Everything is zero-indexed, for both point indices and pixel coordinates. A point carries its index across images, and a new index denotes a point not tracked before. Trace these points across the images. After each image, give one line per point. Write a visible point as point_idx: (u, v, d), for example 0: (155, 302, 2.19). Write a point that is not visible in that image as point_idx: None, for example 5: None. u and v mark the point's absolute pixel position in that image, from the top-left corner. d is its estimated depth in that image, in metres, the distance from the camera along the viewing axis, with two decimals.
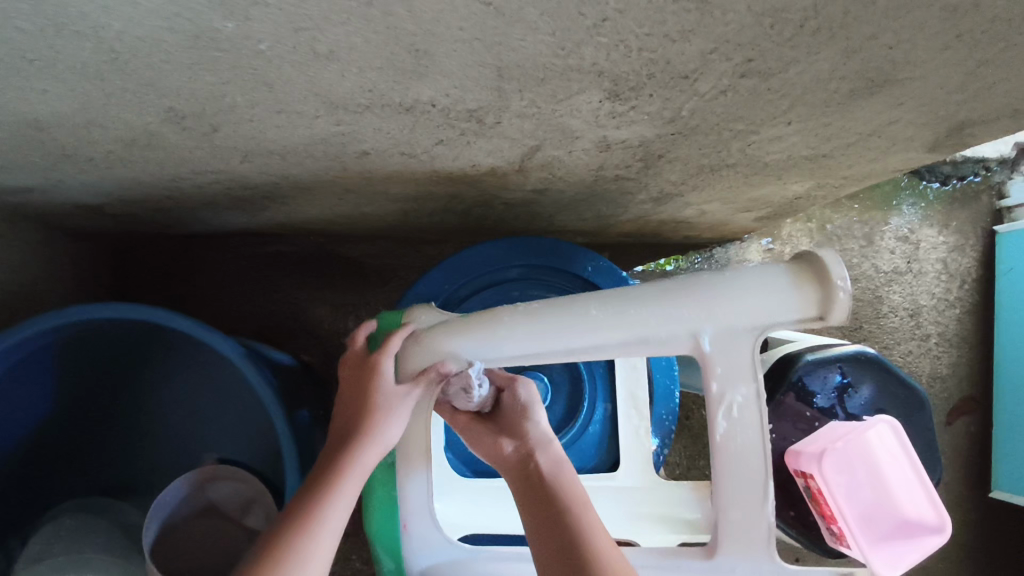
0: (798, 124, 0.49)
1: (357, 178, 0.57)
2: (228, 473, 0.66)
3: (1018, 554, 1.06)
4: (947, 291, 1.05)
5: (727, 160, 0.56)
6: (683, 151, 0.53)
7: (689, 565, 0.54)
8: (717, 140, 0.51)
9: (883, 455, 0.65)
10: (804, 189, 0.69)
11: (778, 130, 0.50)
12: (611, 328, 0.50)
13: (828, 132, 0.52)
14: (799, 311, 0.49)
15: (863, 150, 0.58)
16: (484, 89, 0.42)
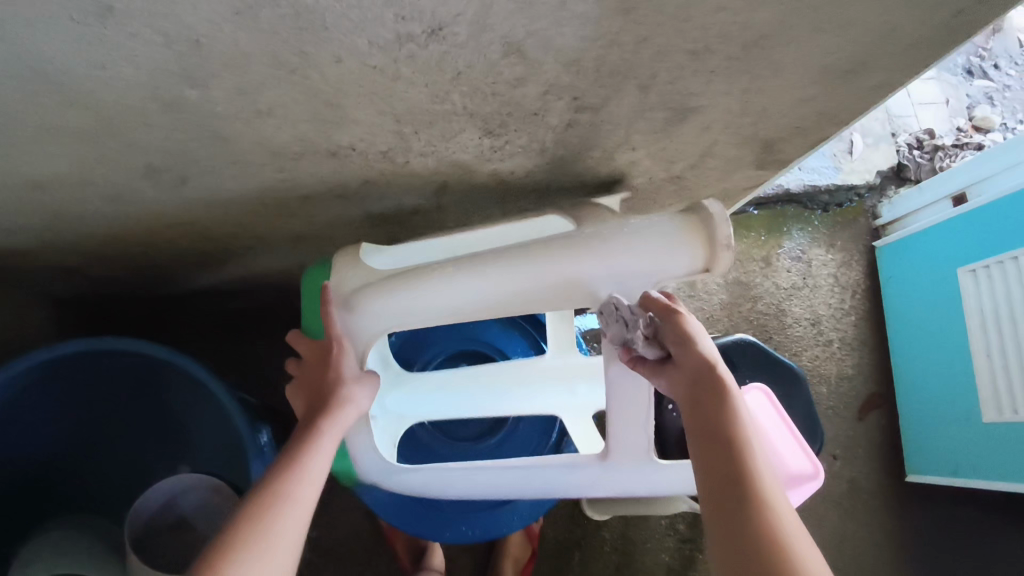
0: (641, 150, 0.68)
1: (310, 215, 0.78)
2: (198, 483, 0.77)
3: (931, 519, 1.22)
4: (840, 300, 1.32)
5: (602, 186, 0.77)
6: (563, 180, 0.74)
7: (588, 466, 0.70)
8: (586, 167, 0.71)
9: (763, 418, 0.78)
10: (681, 210, 0.91)
11: (630, 155, 0.70)
12: (525, 272, 0.60)
13: (669, 156, 0.71)
14: (690, 258, 0.58)
15: (708, 171, 0.77)
16: (390, 133, 0.58)
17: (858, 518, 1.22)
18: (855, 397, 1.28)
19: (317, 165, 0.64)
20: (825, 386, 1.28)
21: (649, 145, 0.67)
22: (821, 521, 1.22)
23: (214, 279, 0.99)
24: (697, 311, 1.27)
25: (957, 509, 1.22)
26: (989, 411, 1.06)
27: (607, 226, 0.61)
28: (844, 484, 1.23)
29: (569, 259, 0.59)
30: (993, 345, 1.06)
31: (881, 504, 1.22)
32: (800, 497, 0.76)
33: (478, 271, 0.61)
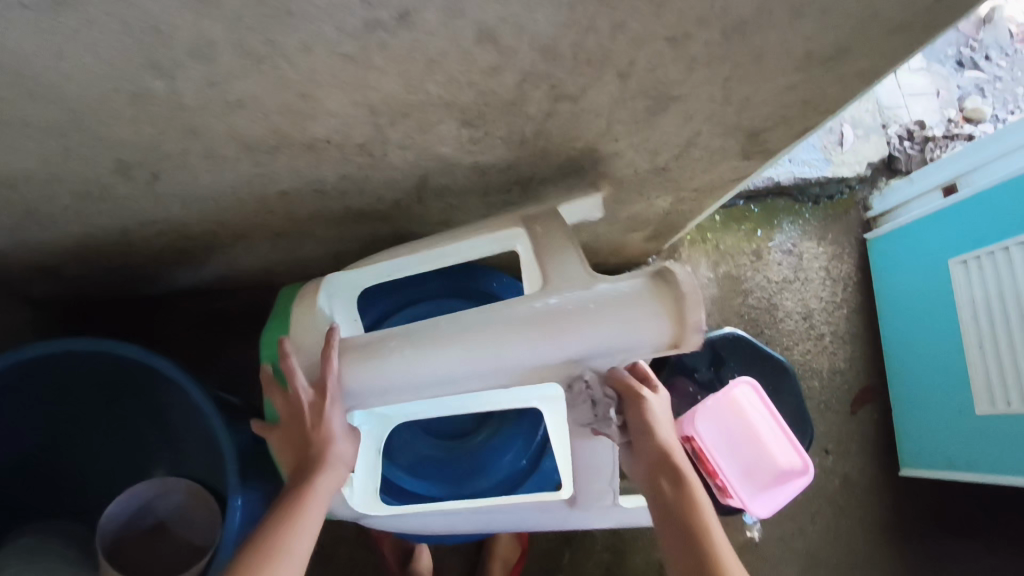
0: (624, 140, 0.67)
1: (290, 211, 0.76)
2: (176, 487, 0.76)
3: (925, 513, 1.21)
4: (831, 294, 1.32)
5: (587, 179, 0.76)
6: (547, 173, 0.73)
7: (557, 508, 0.79)
8: (568, 159, 0.70)
9: (751, 411, 0.77)
10: (668, 202, 0.90)
11: (613, 147, 0.69)
12: (487, 353, 0.58)
13: (653, 146, 0.70)
14: (657, 333, 0.55)
15: (693, 162, 0.77)
16: (365, 125, 0.57)
17: (851, 514, 1.21)
18: (847, 391, 1.27)
19: (294, 159, 0.62)
20: (817, 380, 1.27)
21: (632, 135, 0.66)
22: (814, 516, 1.21)
23: (196, 279, 0.98)
24: None
25: (952, 503, 1.21)
26: (981, 403, 1.05)
27: (571, 293, 0.58)
28: (837, 479, 1.22)
29: (529, 338, 0.57)
30: (985, 336, 1.05)
31: (876, 499, 1.22)
32: (790, 491, 0.76)
33: (444, 344, 0.59)
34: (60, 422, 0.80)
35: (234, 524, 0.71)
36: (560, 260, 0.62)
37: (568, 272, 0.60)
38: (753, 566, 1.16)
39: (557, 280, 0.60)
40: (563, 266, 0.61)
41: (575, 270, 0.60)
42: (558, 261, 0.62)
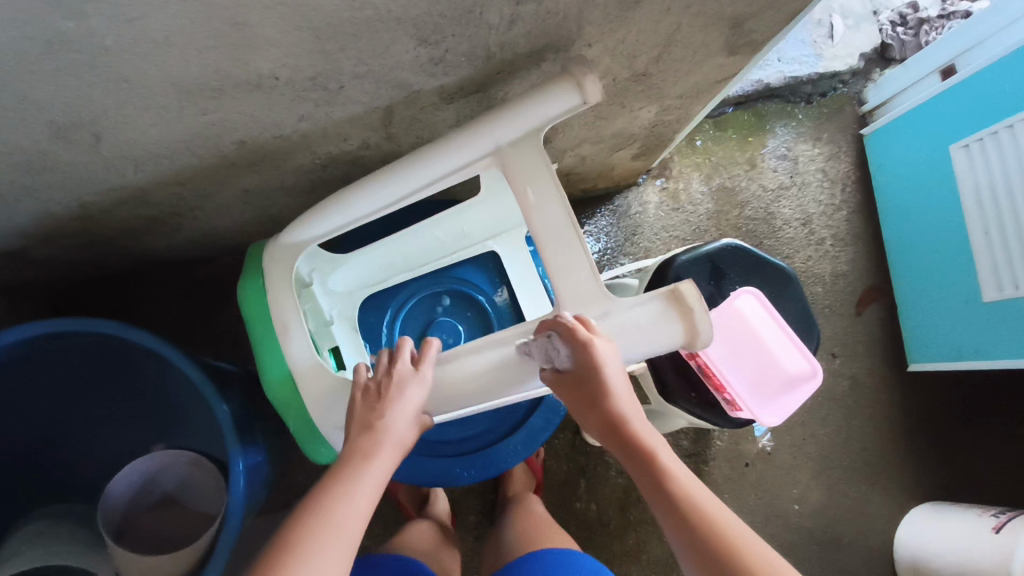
0: (598, 44, 0.62)
1: (251, 162, 0.72)
2: (172, 459, 0.77)
3: (936, 406, 1.21)
4: (830, 196, 1.27)
5: None
6: (518, 89, 0.68)
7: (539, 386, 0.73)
8: (541, 71, 0.65)
9: (754, 319, 0.74)
10: (653, 113, 0.85)
11: (587, 52, 0.63)
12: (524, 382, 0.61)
13: (630, 48, 0.65)
14: (673, 340, 0.57)
15: (675, 64, 0.72)
16: (312, 54, 0.52)
17: (862, 415, 1.20)
18: (851, 293, 1.24)
19: (243, 102, 0.58)
20: (819, 285, 1.24)
21: (606, 39, 0.61)
22: (825, 421, 1.20)
23: (173, 248, 0.94)
24: (683, 223, 1.22)
25: (962, 392, 1.21)
26: (988, 289, 1.03)
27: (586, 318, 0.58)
28: (845, 381, 1.21)
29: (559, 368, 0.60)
30: (990, 221, 1.01)
31: (884, 396, 1.22)
32: (800, 396, 0.74)
33: (469, 381, 0.61)
34: (48, 408, 0.78)
35: (240, 488, 0.66)
36: (560, 251, 0.58)
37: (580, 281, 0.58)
38: (766, 475, 1.16)
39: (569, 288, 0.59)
40: (570, 264, 0.58)
41: (583, 269, 0.58)
42: (560, 252, 0.58)
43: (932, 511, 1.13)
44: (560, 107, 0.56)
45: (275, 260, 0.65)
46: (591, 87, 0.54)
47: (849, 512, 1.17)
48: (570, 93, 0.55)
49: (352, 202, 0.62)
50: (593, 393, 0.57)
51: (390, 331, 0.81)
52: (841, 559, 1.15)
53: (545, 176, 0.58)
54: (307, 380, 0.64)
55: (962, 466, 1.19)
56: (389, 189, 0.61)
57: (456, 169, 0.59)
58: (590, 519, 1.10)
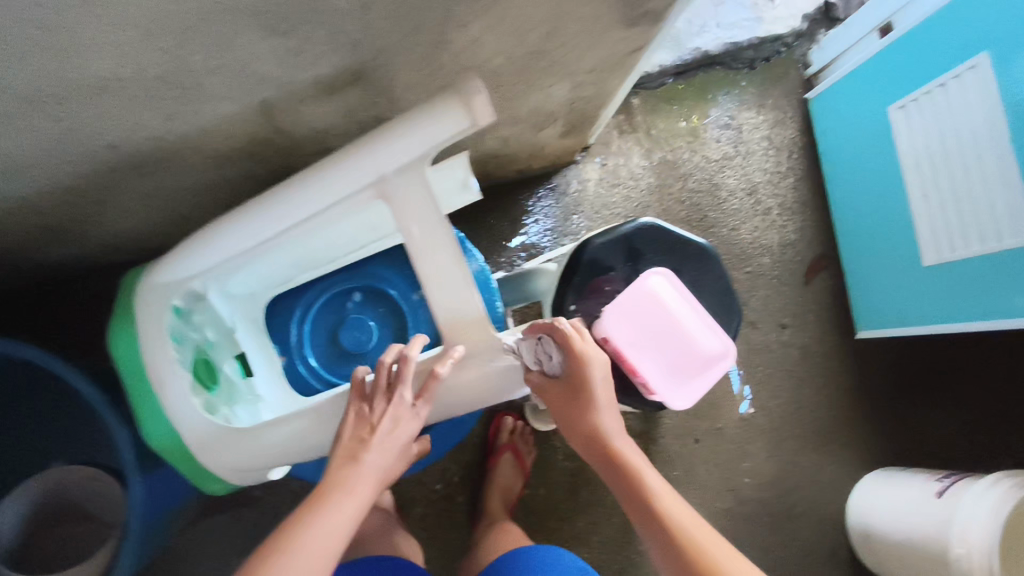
0: (476, 23, 0.59)
1: (134, 166, 0.69)
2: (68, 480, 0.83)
3: (888, 373, 1.20)
4: (776, 164, 1.25)
5: (458, 75, 0.68)
6: (403, 75, 0.65)
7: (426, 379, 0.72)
8: (422, 54, 0.61)
9: (668, 301, 0.72)
10: (566, 90, 0.82)
11: (467, 32, 0.60)
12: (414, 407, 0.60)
13: (514, 25, 0.61)
14: None
15: (572, 40, 0.68)
16: (149, 52, 0.49)
17: (813, 385, 1.19)
18: (799, 262, 1.22)
19: (94, 105, 0.54)
20: (766, 256, 1.22)
21: (482, 18, 0.58)
22: (776, 393, 1.19)
23: (85, 254, 0.91)
24: (624, 198, 1.19)
25: (914, 358, 1.20)
26: (928, 254, 1.01)
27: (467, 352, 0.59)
28: (795, 351, 1.20)
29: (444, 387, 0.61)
30: (929, 184, 0.98)
31: (835, 365, 1.20)
32: (713, 376, 0.73)
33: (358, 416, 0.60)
34: None
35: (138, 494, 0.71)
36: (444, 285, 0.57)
37: (461, 304, 0.58)
38: (717, 449, 1.15)
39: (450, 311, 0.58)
40: (450, 284, 0.58)
41: (465, 292, 0.58)
42: (441, 275, 0.57)
43: (881, 478, 1.12)
44: (448, 130, 0.52)
45: (151, 302, 0.60)
46: (481, 107, 0.51)
47: (802, 482, 1.17)
48: (460, 116, 0.51)
49: (232, 236, 0.57)
50: (587, 400, 0.63)
51: (299, 328, 0.79)
52: (794, 529, 1.15)
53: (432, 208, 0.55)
54: (183, 413, 0.60)
55: (916, 431, 1.19)
56: (265, 225, 0.56)
57: (338, 200, 0.55)
58: (538, 502, 1.10)
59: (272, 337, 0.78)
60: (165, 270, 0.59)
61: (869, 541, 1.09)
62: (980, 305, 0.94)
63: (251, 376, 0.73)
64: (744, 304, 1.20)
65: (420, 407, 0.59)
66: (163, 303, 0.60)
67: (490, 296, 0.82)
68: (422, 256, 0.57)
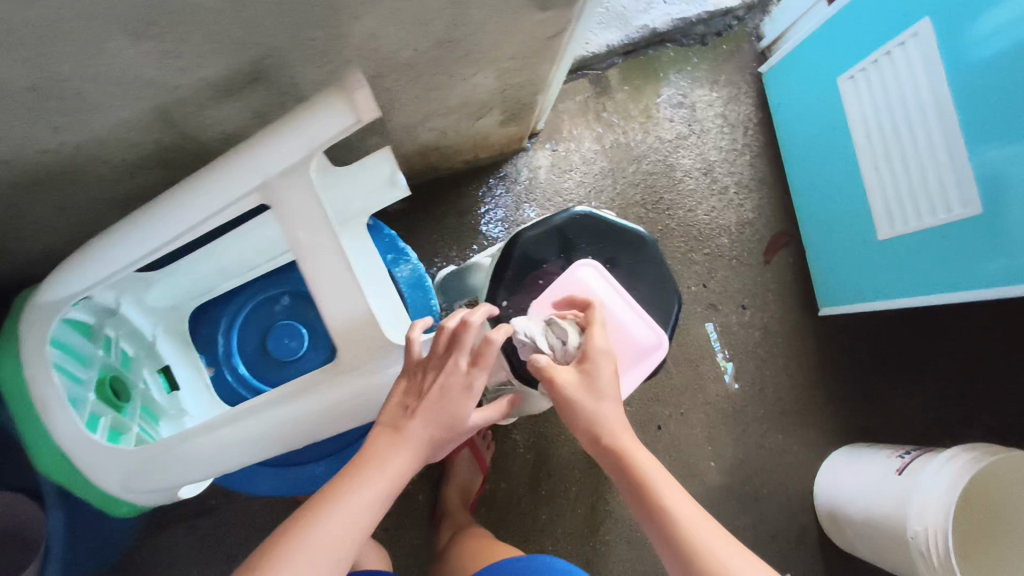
0: (372, 17, 0.56)
1: (37, 181, 0.66)
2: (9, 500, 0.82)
3: (850, 349, 1.19)
4: (731, 142, 1.22)
5: (369, 69, 0.66)
6: (306, 74, 0.62)
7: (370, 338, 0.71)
8: (320, 52, 0.59)
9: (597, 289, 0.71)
10: (494, 78, 0.79)
11: (363, 26, 0.57)
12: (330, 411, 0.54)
13: (415, 16, 0.59)
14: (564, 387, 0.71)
15: (485, 28, 0.66)
16: (9, 64, 0.47)
17: (775, 365, 1.18)
18: (758, 241, 1.21)
19: None
20: (725, 236, 1.20)
21: (376, 10, 0.55)
22: (739, 375, 1.18)
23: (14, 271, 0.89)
24: (577, 185, 1.17)
25: (876, 333, 1.19)
26: (881, 228, 0.98)
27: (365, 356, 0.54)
28: (757, 332, 1.18)
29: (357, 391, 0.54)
30: (879, 156, 0.96)
31: (797, 343, 1.19)
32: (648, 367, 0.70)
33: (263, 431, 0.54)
34: None
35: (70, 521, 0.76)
36: (336, 290, 0.53)
37: (351, 310, 0.53)
38: (680, 434, 1.14)
39: (341, 320, 0.53)
40: (338, 290, 0.52)
41: (354, 297, 0.53)
42: (330, 281, 0.53)
43: (849, 456, 1.11)
44: (332, 126, 0.50)
45: (33, 323, 0.56)
46: (363, 99, 0.49)
47: (767, 463, 1.16)
48: (342, 110, 0.49)
49: (115, 248, 0.54)
50: (602, 395, 0.62)
51: (229, 338, 0.77)
52: (760, 510, 1.15)
53: (318, 209, 0.51)
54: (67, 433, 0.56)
55: (881, 407, 1.18)
56: (149, 235, 0.53)
57: (222, 209, 0.53)
58: (500, 497, 1.09)
59: (199, 349, 0.76)
60: (51, 287, 0.56)
61: (835, 519, 1.09)
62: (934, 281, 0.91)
63: (176, 390, 0.70)
64: (704, 287, 1.18)
65: (476, 376, 0.54)
66: (49, 324, 0.56)
67: (425, 294, 0.80)
68: (307, 259, 0.52)
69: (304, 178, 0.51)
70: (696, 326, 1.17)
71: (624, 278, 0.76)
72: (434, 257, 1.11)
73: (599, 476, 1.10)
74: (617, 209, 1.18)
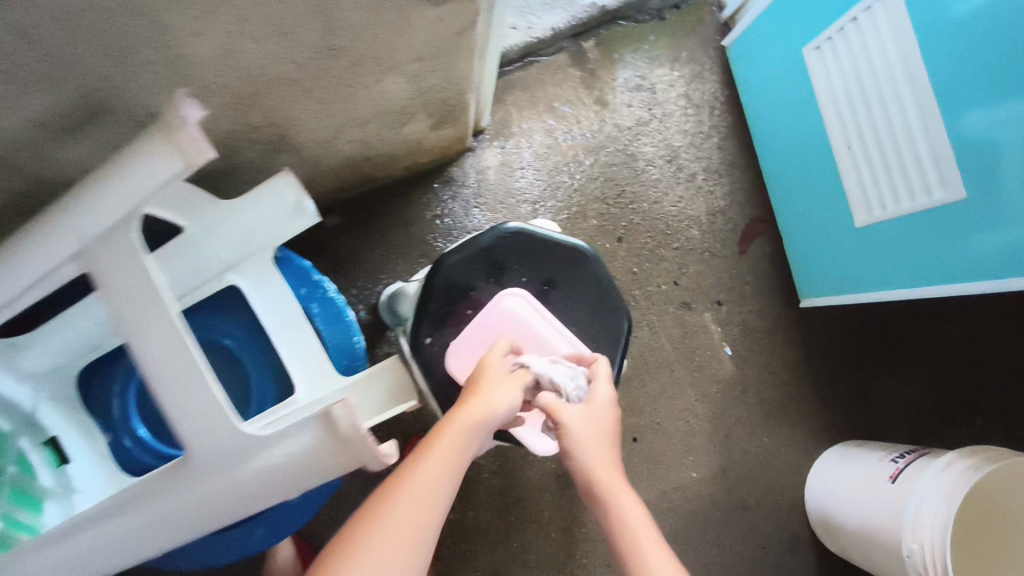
0: (220, 31, 0.47)
1: None
2: None
3: (836, 340, 1.11)
4: (696, 124, 1.13)
5: (244, 88, 0.57)
6: (162, 98, 0.53)
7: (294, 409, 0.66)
8: (169, 74, 0.50)
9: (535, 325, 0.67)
10: (405, 84, 0.70)
11: (215, 42, 0.48)
12: (220, 500, 0.43)
13: (278, 27, 0.50)
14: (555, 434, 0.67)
15: (375, 33, 0.57)
16: None
17: (756, 363, 1.10)
18: (731, 230, 1.11)
19: None
20: (695, 227, 1.11)
21: (221, 24, 0.47)
22: (718, 377, 1.09)
23: None
24: (531, 184, 1.08)
25: (863, 321, 1.11)
26: (858, 213, 0.89)
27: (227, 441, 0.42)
28: (736, 329, 1.10)
29: (237, 481, 0.42)
30: (852, 135, 0.86)
31: (779, 338, 1.11)
32: None
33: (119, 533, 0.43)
34: None
35: None
36: (173, 375, 0.41)
37: (201, 401, 0.42)
38: (658, 445, 1.06)
39: (187, 411, 0.42)
40: (174, 375, 0.41)
41: (196, 383, 0.41)
42: (164, 363, 0.41)
43: (841, 456, 1.02)
44: (157, 175, 0.41)
45: None
46: (187, 143, 0.40)
47: (753, 469, 1.08)
48: (167, 157, 0.41)
49: None
50: (598, 434, 0.60)
51: (125, 400, 0.70)
52: (748, 519, 1.07)
53: (146, 280, 0.41)
54: None
55: (873, 400, 1.10)
56: None
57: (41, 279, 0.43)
58: (466, 527, 1.02)
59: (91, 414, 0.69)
60: None
61: (827, 526, 1.01)
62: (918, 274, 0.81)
63: (64, 463, 0.63)
64: (676, 284, 1.09)
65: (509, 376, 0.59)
66: None
67: (346, 330, 0.73)
68: (136, 341, 0.41)
69: (127, 242, 0.42)
70: (669, 327, 1.08)
71: (561, 299, 0.70)
72: (378, 275, 1.02)
73: (572, 496, 1.03)
74: (576, 206, 1.09)
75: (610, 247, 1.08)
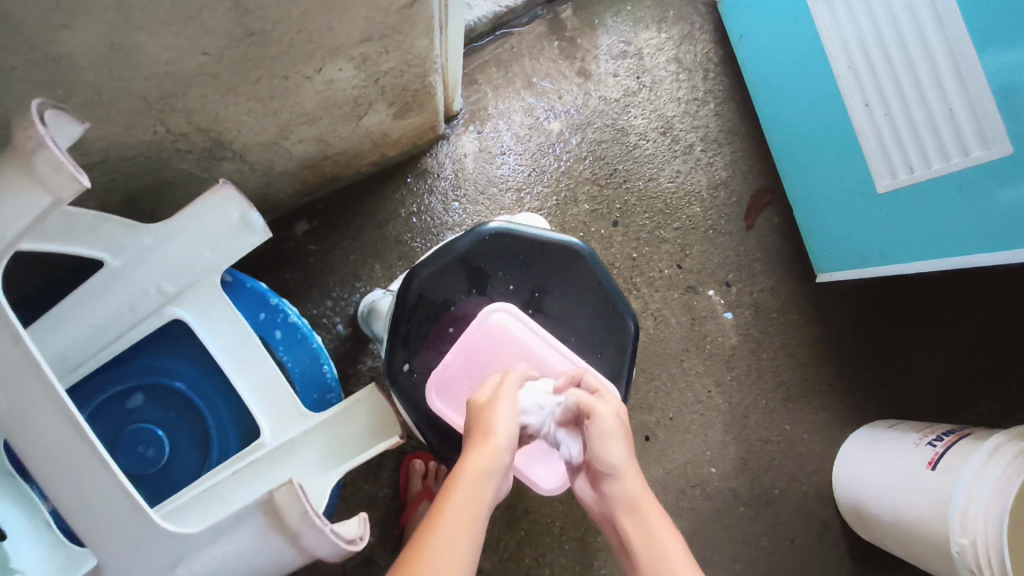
0: (98, 10, 0.38)
1: None
2: None
3: (854, 314, 1.02)
4: (690, 90, 1.03)
5: (155, 84, 0.48)
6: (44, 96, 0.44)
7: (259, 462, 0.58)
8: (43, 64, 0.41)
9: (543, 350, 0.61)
10: (355, 71, 0.61)
11: (92, 25, 0.39)
12: None
13: (176, 7, 0.40)
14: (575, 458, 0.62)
15: (305, 13, 0.47)
16: None
17: (772, 345, 1.01)
18: (735, 204, 1.02)
19: None
20: (696, 204, 1.01)
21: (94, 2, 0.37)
22: (733, 363, 1.01)
23: None
24: (513, 170, 0.98)
25: (882, 292, 1.02)
26: (881, 177, 0.79)
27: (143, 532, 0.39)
28: (747, 311, 1.01)
29: None
30: (868, 89, 0.77)
31: (794, 317, 1.02)
32: None
33: None
34: None
35: None
36: (67, 470, 0.37)
37: (105, 495, 0.38)
38: (672, 443, 0.98)
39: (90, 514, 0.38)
40: (71, 476, 0.37)
41: (93, 468, 0.37)
42: (56, 456, 0.37)
43: (867, 439, 0.95)
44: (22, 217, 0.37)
45: None
46: (51, 172, 0.37)
47: (776, 459, 1.00)
48: (32, 193, 0.37)
49: None
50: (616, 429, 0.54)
51: None
52: (774, 513, 0.99)
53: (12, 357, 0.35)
54: None
55: (899, 376, 1.01)
56: None
57: None
58: None
59: None
60: None
61: (859, 517, 0.93)
62: (966, 231, 0.70)
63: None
64: (679, 267, 1.00)
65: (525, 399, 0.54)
66: None
67: (314, 358, 0.65)
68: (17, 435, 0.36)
69: None
70: (675, 314, 0.99)
71: (555, 306, 0.63)
72: (355, 281, 0.90)
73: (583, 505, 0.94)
74: (564, 189, 0.99)
75: (605, 232, 0.98)
